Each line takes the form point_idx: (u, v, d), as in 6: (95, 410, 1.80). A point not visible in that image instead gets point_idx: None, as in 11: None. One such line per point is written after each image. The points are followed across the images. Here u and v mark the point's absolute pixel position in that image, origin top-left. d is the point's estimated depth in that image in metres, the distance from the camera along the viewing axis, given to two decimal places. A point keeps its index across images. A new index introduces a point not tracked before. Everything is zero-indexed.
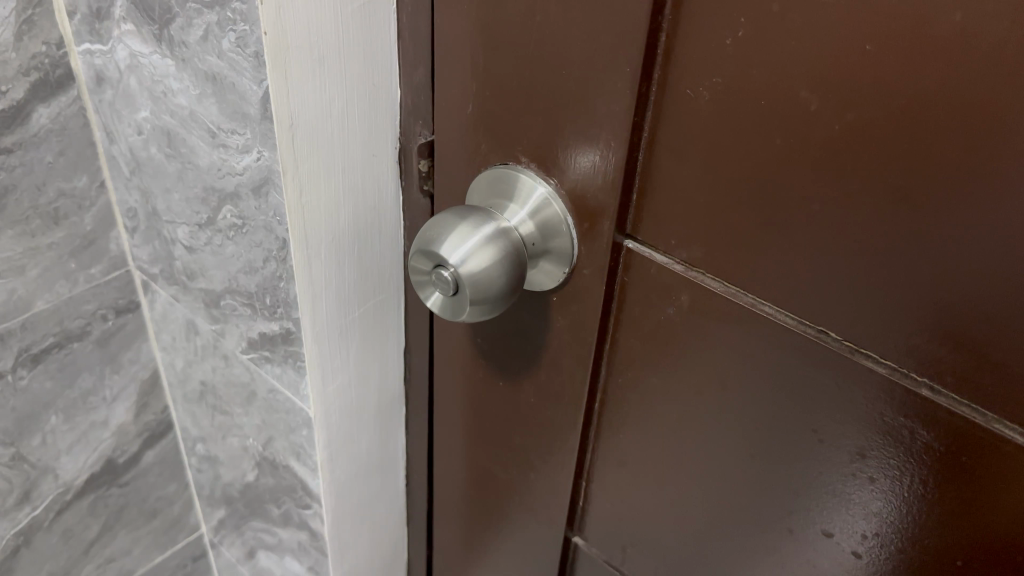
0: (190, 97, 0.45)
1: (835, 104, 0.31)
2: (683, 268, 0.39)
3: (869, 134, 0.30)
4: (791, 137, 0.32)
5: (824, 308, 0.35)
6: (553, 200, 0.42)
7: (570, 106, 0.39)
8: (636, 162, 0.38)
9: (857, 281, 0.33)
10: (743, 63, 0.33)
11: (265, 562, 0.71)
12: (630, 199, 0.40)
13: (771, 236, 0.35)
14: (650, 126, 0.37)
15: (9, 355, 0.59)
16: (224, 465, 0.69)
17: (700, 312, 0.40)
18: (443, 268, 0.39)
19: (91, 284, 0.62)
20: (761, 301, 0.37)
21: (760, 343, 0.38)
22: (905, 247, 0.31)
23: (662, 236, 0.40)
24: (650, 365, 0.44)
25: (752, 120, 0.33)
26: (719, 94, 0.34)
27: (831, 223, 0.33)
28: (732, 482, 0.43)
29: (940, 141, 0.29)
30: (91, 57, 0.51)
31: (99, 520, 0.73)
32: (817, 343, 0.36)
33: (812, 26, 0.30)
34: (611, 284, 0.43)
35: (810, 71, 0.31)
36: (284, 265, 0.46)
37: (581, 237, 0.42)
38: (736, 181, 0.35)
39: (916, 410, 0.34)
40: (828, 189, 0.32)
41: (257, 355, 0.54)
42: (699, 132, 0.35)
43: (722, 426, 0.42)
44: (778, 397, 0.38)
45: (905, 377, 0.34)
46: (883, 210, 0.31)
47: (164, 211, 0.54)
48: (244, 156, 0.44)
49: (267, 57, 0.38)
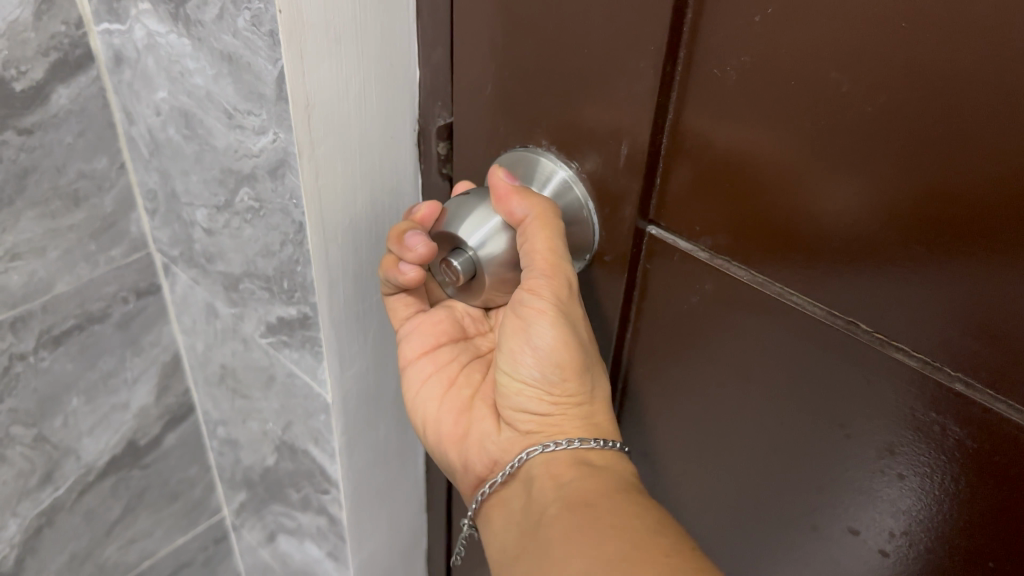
0: (207, 77, 0.44)
1: (867, 86, 0.29)
2: (708, 256, 0.38)
3: (902, 118, 0.29)
4: (820, 120, 0.31)
5: (853, 299, 0.34)
6: (575, 184, 0.41)
7: (592, 93, 0.38)
8: (660, 145, 0.38)
9: (885, 268, 0.32)
10: (771, 43, 0.31)
11: (286, 545, 0.71)
12: (655, 184, 0.39)
13: (798, 223, 0.34)
14: (676, 107, 0.36)
15: (31, 335, 0.59)
16: (245, 448, 0.69)
17: (722, 302, 0.39)
18: (462, 251, 0.41)
19: (111, 266, 0.62)
20: (789, 292, 0.36)
21: (786, 334, 0.37)
22: (932, 241, 0.30)
23: (687, 222, 0.39)
24: (668, 350, 0.43)
25: (780, 101, 0.32)
26: (746, 74, 0.33)
27: (862, 209, 0.31)
28: (751, 477, 0.42)
29: (976, 127, 0.27)
30: (110, 37, 0.51)
31: (121, 501, 0.72)
32: (846, 334, 0.35)
33: (841, 4, 0.29)
34: (632, 275, 0.42)
35: (839, 52, 0.30)
36: (300, 249, 0.45)
37: (603, 222, 0.41)
38: (763, 163, 0.34)
39: (949, 407, 0.33)
40: (859, 174, 0.31)
41: (276, 340, 0.54)
42: (727, 113, 0.34)
43: (746, 421, 0.40)
44: (803, 388, 0.37)
45: (938, 371, 0.32)
46: (911, 202, 0.30)
47: (183, 193, 0.54)
48: (261, 138, 0.43)
49: (282, 38, 0.37)
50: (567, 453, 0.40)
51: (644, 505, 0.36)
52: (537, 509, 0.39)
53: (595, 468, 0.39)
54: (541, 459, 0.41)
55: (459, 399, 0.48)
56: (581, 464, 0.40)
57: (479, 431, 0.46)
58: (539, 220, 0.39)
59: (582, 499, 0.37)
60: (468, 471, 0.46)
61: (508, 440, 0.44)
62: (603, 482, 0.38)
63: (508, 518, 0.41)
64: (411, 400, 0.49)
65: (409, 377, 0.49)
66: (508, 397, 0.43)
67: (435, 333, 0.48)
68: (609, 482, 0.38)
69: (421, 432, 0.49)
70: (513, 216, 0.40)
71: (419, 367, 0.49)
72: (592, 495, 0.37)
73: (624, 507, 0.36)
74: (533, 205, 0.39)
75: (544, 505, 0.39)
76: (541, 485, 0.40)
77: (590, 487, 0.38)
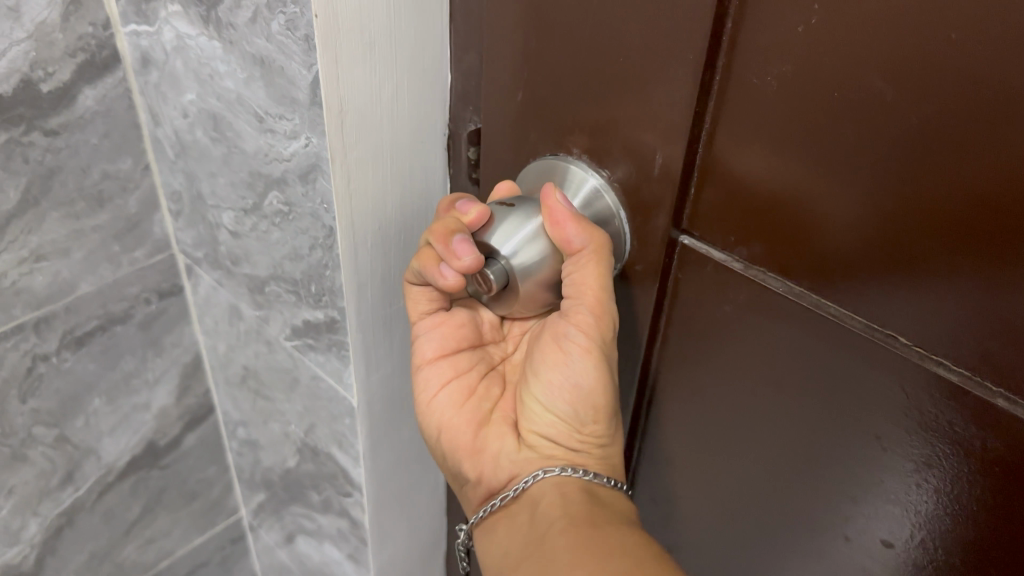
0: (238, 80, 0.44)
1: (910, 98, 0.29)
2: (743, 266, 0.38)
3: (945, 130, 0.29)
4: (860, 131, 0.31)
5: (891, 311, 0.33)
6: (606, 192, 0.41)
7: (626, 102, 0.37)
8: (696, 154, 0.37)
9: (923, 279, 0.32)
10: (813, 53, 0.31)
11: (304, 547, 0.71)
12: (690, 193, 0.39)
13: (835, 234, 0.34)
14: (713, 117, 0.36)
15: (54, 336, 0.59)
16: (265, 449, 0.69)
17: (758, 311, 0.38)
18: (495, 261, 0.39)
19: (134, 266, 0.61)
20: (824, 301, 0.36)
21: (823, 346, 0.36)
22: (949, 249, 0.30)
23: (721, 231, 0.38)
24: (697, 357, 0.43)
25: (820, 112, 0.32)
26: (786, 84, 0.32)
27: (901, 220, 0.31)
28: (779, 487, 0.42)
29: (985, 126, 0.28)
30: (137, 39, 0.51)
31: (140, 501, 0.72)
32: (885, 346, 0.34)
33: (887, 16, 0.29)
34: (663, 284, 0.42)
35: (882, 63, 0.29)
36: (329, 253, 0.45)
37: (635, 231, 0.41)
38: (800, 173, 0.34)
39: (985, 419, 0.32)
40: (899, 185, 0.31)
41: (302, 343, 0.53)
42: (765, 123, 0.34)
43: (776, 430, 0.40)
44: (838, 398, 0.37)
45: (976, 383, 0.32)
46: (938, 212, 0.30)
47: (210, 195, 0.53)
48: (292, 142, 0.43)
49: (317, 42, 0.37)
50: (578, 481, 0.42)
51: (642, 532, 0.38)
52: (540, 524, 0.40)
53: (603, 500, 0.41)
54: (553, 481, 0.42)
55: (476, 409, 0.47)
56: (595, 495, 0.41)
57: (493, 449, 0.45)
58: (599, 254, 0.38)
59: (588, 518, 0.39)
60: (478, 485, 0.45)
61: (526, 459, 0.44)
62: (609, 510, 0.40)
63: (507, 534, 0.42)
64: (426, 407, 0.47)
65: (421, 377, 0.48)
66: (531, 421, 0.44)
67: (457, 339, 0.47)
68: (612, 511, 0.40)
69: (431, 439, 0.48)
70: (565, 242, 0.38)
71: (434, 369, 0.47)
72: (596, 516, 0.39)
73: (628, 531, 0.37)
74: (591, 236, 0.38)
75: (548, 521, 0.40)
76: (549, 503, 0.41)
77: (596, 511, 0.39)
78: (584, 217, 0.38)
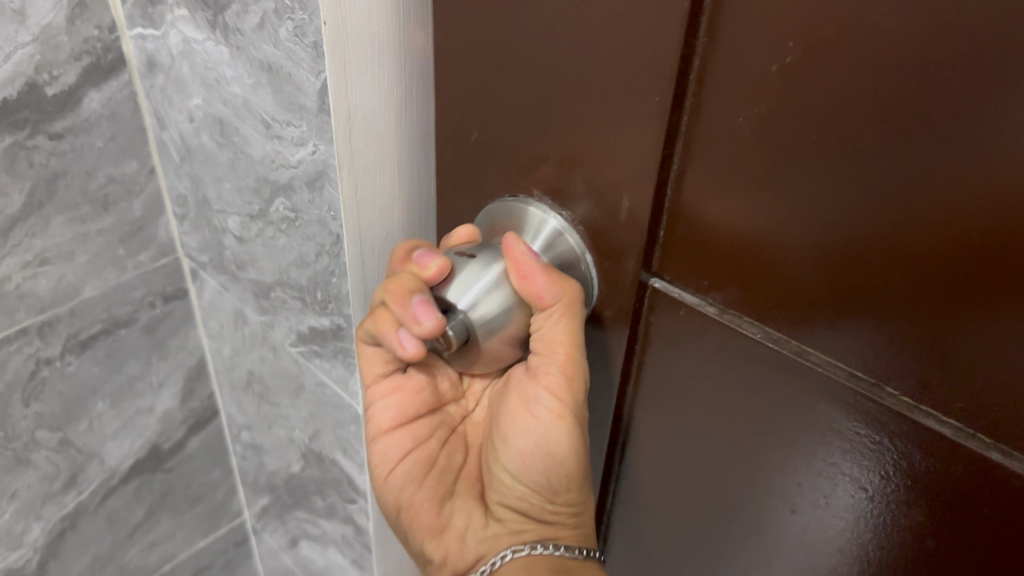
0: (245, 86, 0.43)
1: (914, 131, 0.22)
2: (716, 312, 0.30)
3: (968, 171, 0.22)
4: (857, 179, 0.24)
5: (886, 370, 0.26)
6: (568, 233, 0.33)
7: (585, 131, 0.30)
8: (663, 196, 0.30)
9: (937, 356, 0.24)
10: (790, 78, 0.24)
11: (308, 551, 0.71)
12: (658, 238, 0.31)
13: (823, 296, 0.26)
14: (680, 159, 0.29)
15: (58, 339, 0.58)
16: (270, 454, 0.68)
17: (728, 355, 0.31)
18: (450, 320, 0.33)
19: (139, 270, 0.61)
20: (806, 354, 0.28)
21: (790, 385, 0.29)
22: (964, 311, 0.23)
23: (693, 272, 0.30)
24: (661, 419, 0.35)
25: (800, 149, 0.25)
26: (758, 114, 0.25)
27: (909, 281, 0.24)
28: (757, 548, 0.34)
29: (991, 142, 0.21)
30: (143, 42, 0.50)
31: (144, 504, 0.72)
32: (868, 398, 0.27)
33: (886, 32, 0.22)
34: (631, 339, 0.34)
35: (876, 91, 0.22)
36: (335, 260, 0.45)
37: (603, 276, 0.33)
38: (778, 221, 0.26)
39: (989, 480, 0.25)
40: (905, 240, 0.23)
41: (307, 349, 0.53)
42: (733, 156, 0.27)
43: (745, 484, 0.33)
44: (803, 444, 0.30)
45: (970, 437, 0.25)
46: (949, 266, 0.23)
47: (215, 200, 0.53)
48: (299, 149, 0.42)
49: (324, 49, 0.36)
50: (552, 559, 0.38)
51: None
52: None
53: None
54: (525, 561, 0.38)
55: (436, 483, 0.42)
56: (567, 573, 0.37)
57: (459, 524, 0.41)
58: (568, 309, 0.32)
59: None
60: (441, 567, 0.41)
61: (494, 536, 0.40)
62: None
63: None
64: (382, 482, 0.42)
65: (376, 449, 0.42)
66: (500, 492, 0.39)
67: (414, 407, 0.41)
68: None
69: (388, 512, 0.43)
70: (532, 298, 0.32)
71: (387, 440, 0.41)
72: None
73: None
74: (560, 291, 0.32)
75: None
76: None
77: None
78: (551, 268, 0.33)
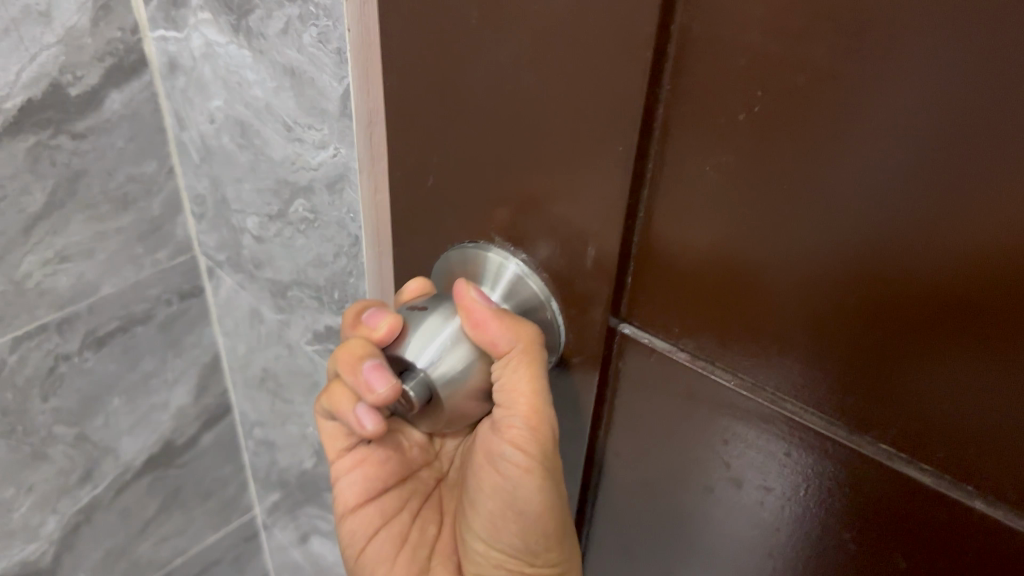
0: (267, 89, 0.44)
1: (887, 191, 0.22)
2: (687, 358, 0.30)
3: (940, 233, 0.21)
4: (828, 237, 0.24)
5: (863, 422, 0.26)
6: (528, 279, 0.34)
7: (547, 172, 0.30)
8: (630, 239, 0.29)
9: (909, 411, 0.24)
10: (757, 136, 0.24)
11: (318, 547, 0.72)
12: (625, 282, 0.31)
13: (795, 346, 0.26)
14: (646, 203, 0.28)
15: (77, 336, 0.59)
16: (282, 451, 0.69)
17: (700, 402, 0.31)
18: (410, 377, 0.33)
19: (156, 268, 0.62)
20: (783, 400, 0.28)
21: (771, 433, 0.29)
22: (936, 368, 0.23)
23: (663, 316, 0.30)
24: (634, 461, 0.35)
25: (771, 205, 0.24)
26: (725, 169, 0.25)
27: (880, 337, 0.24)
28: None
29: (963, 206, 0.21)
30: (165, 44, 0.51)
31: (156, 499, 0.73)
32: (849, 449, 0.27)
33: (853, 92, 0.21)
34: (601, 386, 0.34)
35: (846, 152, 0.22)
36: (354, 261, 0.46)
37: (568, 323, 0.33)
38: (748, 273, 0.26)
39: (970, 531, 0.25)
40: (877, 296, 0.23)
41: (322, 348, 0.55)
42: (701, 208, 0.27)
43: (728, 524, 0.33)
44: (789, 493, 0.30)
45: (955, 488, 0.24)
46: (922, 325, 0.23)
47: (234, 200, 0.54)
48: (320, 152, 0.43)
49: (347, 54, 0.37)
50: None
51: None
52: None
53: None
54: None
55: (408, 553, 0.43)
56: None
57: None
58: (527, 357, 0.32)
59: None
60: None
61: None
62: None
63: None
64: (355, 560, 0.44)
65: (350, 525, 0.43)
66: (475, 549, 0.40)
67: (378, 482, 0.42)
68: None
69: None
70: (489, 347, 0.32)
71: (359, 515, 0.43)
72: None
73: None
74: (515, 338, 0.32)
75: None
76: None
77: None
78: (506, 314, 0.33)
